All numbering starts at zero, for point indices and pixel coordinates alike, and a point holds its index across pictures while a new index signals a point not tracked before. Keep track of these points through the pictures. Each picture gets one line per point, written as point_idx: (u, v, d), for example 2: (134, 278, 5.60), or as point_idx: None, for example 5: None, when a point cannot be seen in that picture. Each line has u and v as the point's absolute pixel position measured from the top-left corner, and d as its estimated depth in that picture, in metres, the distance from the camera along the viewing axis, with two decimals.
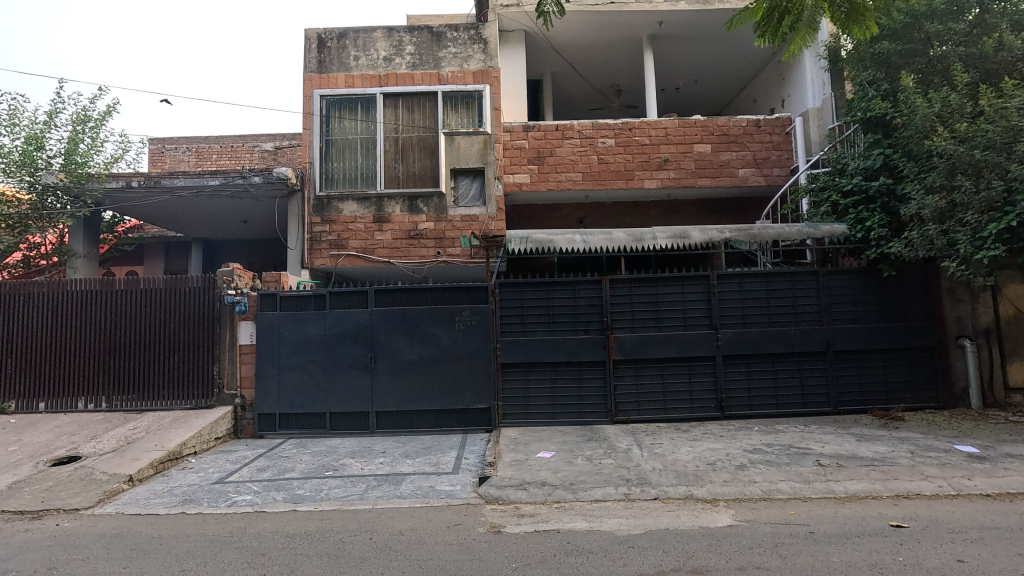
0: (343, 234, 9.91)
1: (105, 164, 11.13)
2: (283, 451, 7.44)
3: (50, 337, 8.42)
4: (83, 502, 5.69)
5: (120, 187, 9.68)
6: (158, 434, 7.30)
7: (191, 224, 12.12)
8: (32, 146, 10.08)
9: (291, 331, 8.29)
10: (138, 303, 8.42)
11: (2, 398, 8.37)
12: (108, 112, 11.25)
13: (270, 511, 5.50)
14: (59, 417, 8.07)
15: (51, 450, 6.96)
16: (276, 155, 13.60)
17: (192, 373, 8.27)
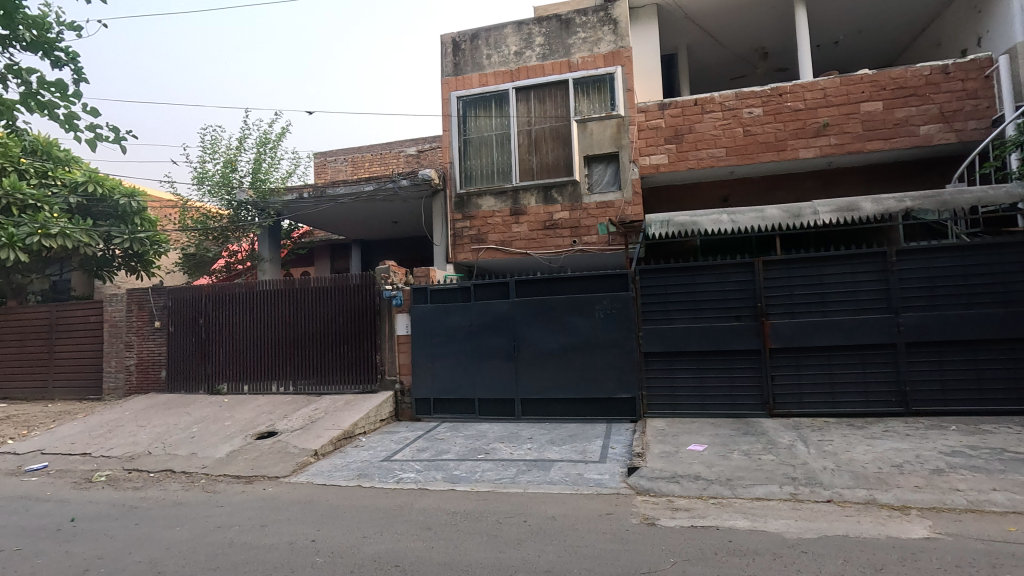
0: (483, 228, 10.33)
1: (282, 179, 12.87)
2: (438, 433, 7.99)
3: (250, 330, 9.92)
4: (282, 471, 6.63)
5: (295, 198, 11.03)
6: (335, 415, 8.26)
7: (352, 227, 13.45)
8: (228, 168, 12.22)
9: (441, 322, 8.85)
10: (314, 300, 9.58)
11: (217, 380, 10.04)
12: (283, 133, 12.96)
13: (432, 489, 5.94)
14: (258, 398, 9.49)
15: (255, 425, 8.22)
16: (419, 158, 14.54)
17: (360, 361, 9.22)
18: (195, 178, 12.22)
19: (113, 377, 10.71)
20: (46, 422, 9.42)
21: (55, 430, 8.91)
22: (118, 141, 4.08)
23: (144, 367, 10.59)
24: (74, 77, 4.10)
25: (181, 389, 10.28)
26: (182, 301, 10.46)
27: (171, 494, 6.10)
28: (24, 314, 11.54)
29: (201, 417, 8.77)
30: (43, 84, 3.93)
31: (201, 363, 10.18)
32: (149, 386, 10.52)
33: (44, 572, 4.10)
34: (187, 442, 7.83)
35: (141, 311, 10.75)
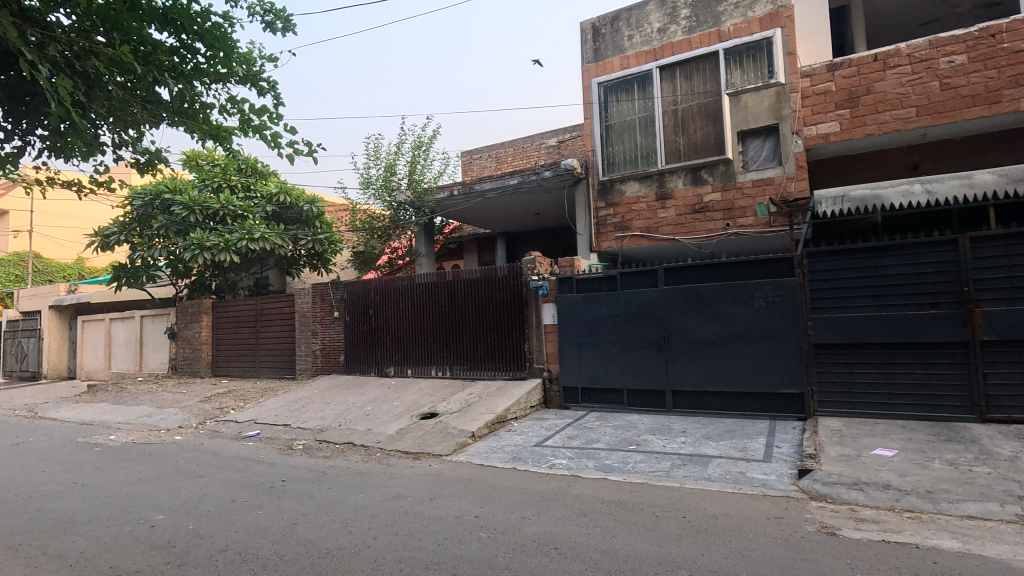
0: (627, 215, 10.08)
1: (435, 179, 13.80)
2: (587, 422, 8.02)
3: (411, 318, 10.85)
4: (444, 450, 7.16)
5: (446, 196, 11.77)
6: (488, 400, 8.69)
7: (498, 220, 13.97)
8: (389, 172, 13.40)
9: (587, 311, 8.84)
10: (467, 291, 10.15)
11: (385, 364, 11.14)
12: (434, 136, 13.87)
13: (585, 476, 5.99)
14: (420, 381, 10.34)
15: (419, 407, 8.97)
16: (560, 148, 14.61)
17: (509, 349, 9.59)
18: (362, 183, 13.61)
19: (303, 360, 12.40)
20: (256, 397, 11.24)
21: (263, 403, 10.59)
22: (312, 154, 4.66)
23: (327, 351, 12.10)
24: (275, 102, 4.74)
25: (356, 370, 11.58)
26: (355, 294, 11.76)
27: (354, 463, 6.92)
28: (238, 307, 13.85)
29: (374, 397, 9.82)
30: (253, 111, 4.61)
31: (372, 349, 11.37)
32: (332, 368, 12.01)
33: (264, 522, 4.89)
34: (364, 419, 8.80)
35: (323, 303, 12.27)
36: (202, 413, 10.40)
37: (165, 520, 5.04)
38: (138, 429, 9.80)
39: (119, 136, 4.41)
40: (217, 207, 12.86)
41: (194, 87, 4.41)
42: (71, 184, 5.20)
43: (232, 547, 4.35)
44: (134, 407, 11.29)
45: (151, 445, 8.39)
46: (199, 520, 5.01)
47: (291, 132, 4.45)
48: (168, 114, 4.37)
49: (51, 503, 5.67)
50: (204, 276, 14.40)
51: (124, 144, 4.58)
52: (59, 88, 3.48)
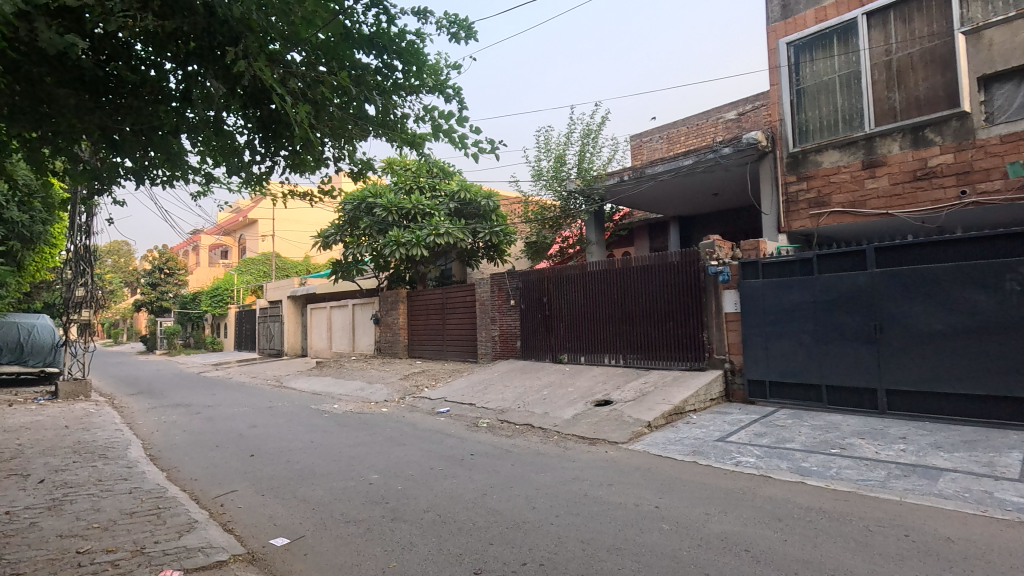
0: (824, 189, 8.90)
1: (604, 166, 13.78)
2: (777, 420, 7.32)
3: (584, 307, 10.99)
4: (620, 438, 7.13)
5: (617, 182, 11.64)
6: (665, 390, 8.43)
7: (671, 204, 13.41)
8: (559, 162, 13.71)
9: (776, 298, 8.05)
10: (640, 278, 9.94)
11: (559, 351, 11.45)
12: (603, 122, 13.82)
13: (777, 478, 5.49)
14: (594, 368, 10.42)
15: (594, 393, 9.06)
16: (740, 121, 13.44)
17: (686, 339, 9.17)
18: (534, 175, 14.09)
19: (484, 345, 13.33)
20: (445, 377, 12.42)
21: (452, 383, 11.63)
22: (495, 152, 4.96)
23: (505, 337, 12.82)
24: (460, 106, 5.13)
25: (532, 356, 12.11)
26: (530, 283, 12.28)
27: (533, 444, 7.25)
28: (428, 296, 15.37)
29: (549, 382, 10.17)
30: (442, 117, 5.05)
31: (547, 336, 11.77)
32: (509, 353, 12.72)
33: (458, 490, 5.40)
34: (541, 402, 9.16)
35: (500, 292, 13.00)
36: (402, 390, 11.80)
37: (380, 479, 5.84)
38: (354, 400, 11.49)
39: (339, 151, 5.17)
40: (409, 207, 14.36)
41: (394, 101, 4.96)
42: (305, 195, 6.25)
43: (433, 509, 4.88)
44: (350, 382, 13.26)
45: (364, 415, 9.78)
46: (406, 482, 5.71)
47: (475, 132, 4.78)
48: (375, 127, 4.99)
49: (297, 456, 6.95)
50: (400, 269, 16.25)
51: (341, 157, 5.35)
52: (298, 114, 4.20)
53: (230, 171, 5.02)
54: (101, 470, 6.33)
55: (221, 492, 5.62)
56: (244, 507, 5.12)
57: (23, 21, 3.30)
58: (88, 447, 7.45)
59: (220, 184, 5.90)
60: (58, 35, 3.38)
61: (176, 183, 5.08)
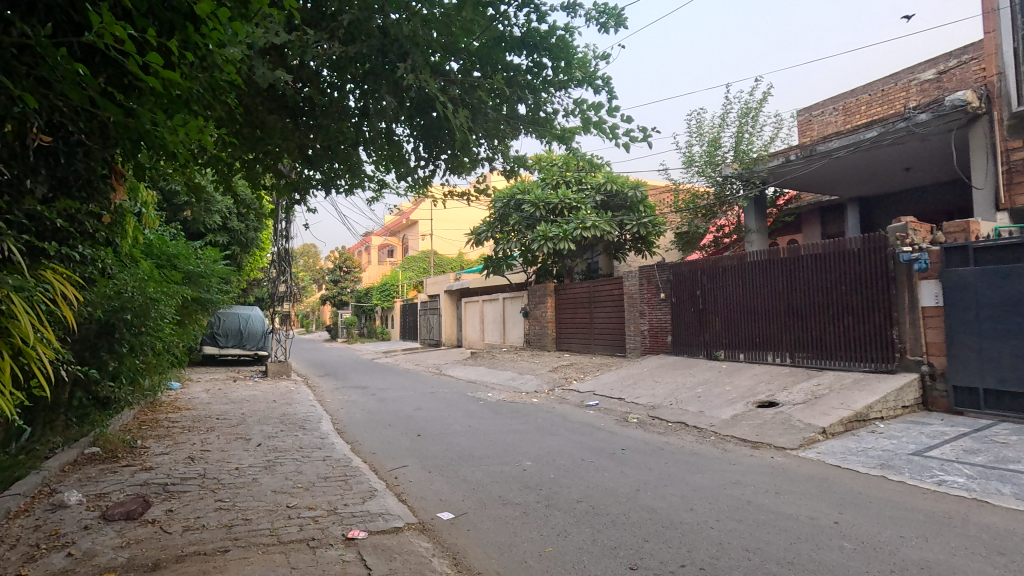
0: None
1: (764, 147, 12.66)
2: (995, 435, 6.10)
3: (743, 300, 10.22)
4: (788, 443, 6.50)
5: (781, 163, 10.66)
6: (843, 393, 7.50)
7: (849, 184, 11.86)
8: (713, 146, 12.83)
9: (994, 290, 6.74)
10: (812, 268, 8.97)
11: (715, 347, 10.79)
12: (763, 99, 12.69)
13: (998, 504, 4.58)
14: (755, 367, 9.63)
15: (756, 394, 8.38)
16: (941, 81, 11.40)
17: (870, 337, 8.06)
18: (685, 161, 13.35)
19: (633, 339, 13.05)
20: (593, 371, 12.42)
21: (600, 377, 11.59)
22: (647, 139, 4.82)
23: (655, 331, 12.40)
24: (609, 96, 5.06)
25: (685, 352, 11.57)
26: (682, 275, 11.74)
27: (688, 443, 6.93)
28: (575, 289, 15.47)
29: (704, 380, 9.63)
30: (592, 109, 5.03)
31: (701, 331, 11.15)
32: (659, 348, 12.29)
33: (610, 484, 5.38)
34: (695, 400, 8.73)
35: (650, 285, 12.60)
36: (551, 381, 12.06)
37: (533, 466, 6.04)
38: (506, 390, 12.01)
39: (492, 151, 5.42)
40: (557, 201, 14.71)
41: (544, 97, 5.05)
42: (463, 195, 6.65)
43: (586, 500, 4.92)
44: (502, 372, 13.90)
45: (516, 404, 10.17)
46: (558, 471, 5.83)
47: (627, 121, 4.68)
48: (526, 125, 5.14)
49: (457, 439, 7.48)
50: (547, 263, 16.56)
51: (495, 157, 5.60)
52: (458, 119, 4.49)
53: (398, 177, 5.53)
54: (301, 439, 7.43)
55: (394, 466, 6.27)
56: (414, 481, 5.65)
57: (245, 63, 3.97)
58: (291, 419, 8.78)
59: (391, 189, 6.54)
60: (269, 71, 4.02)
61: (355, 191, 5.73)
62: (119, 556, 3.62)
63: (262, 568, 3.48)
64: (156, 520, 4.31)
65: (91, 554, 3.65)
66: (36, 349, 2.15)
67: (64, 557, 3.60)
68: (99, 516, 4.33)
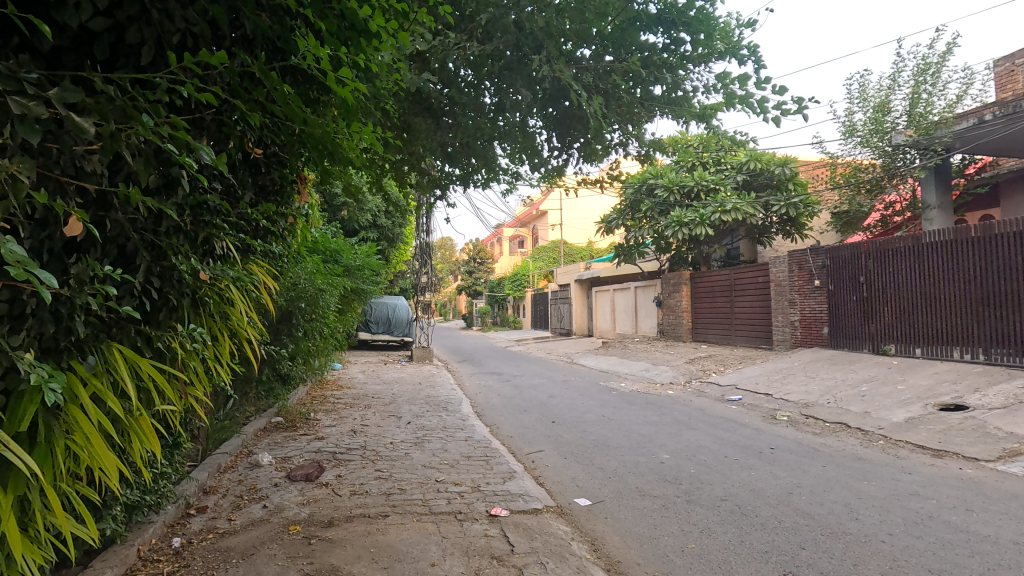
0: None
1: (949, 108, 10.85)
2: None
3: (919, 287, 8.91)
4: (982, 454, 5.54)
5: (972, 125, 9.23)
6: None
7: None
8: (881, 112, 11.26)
9: None
10: (1014, 248, 7.55)
11: (883, 341, 9.53)
12: (948, 52, 10.86)
13: None
14: (936, 364, 8.33)
15: (937, 395, 7.26)
16: None
17: None
18: (845, 132, 11.87)
19: (780, 331, 12.00)
20: (735, 363, 11.66)
21: (743, 370, 10.84)
22: (802, 110, 4.38)
23: (808, 322, 11.28)
24: (756, 67, 4.66)
25: (844, 346, 10.39)
26: (841, 259, 10.52)
27: (850, 447, 6.23)
28: (714, 277, 14.59)
29: (870, 377, 8.55)
30: (737, 83, 4.68)
31: (865, 322, 9.93)
32: (813, 340, 11.16)
33: (759, 484, 5.02)
34: (859, 399, 7.81)
35: (802, 271, 11.46)
36: (688, 373, 11.54)
37: (671, 460, 5.85)
38: (640, 380, 11.75)
39: (625, 136, 5.29)
40: (693, 184, 14.02)
41: (681, 75, 4.79)
42: (595, 182, 6.59)
43: (731, 499, 4.66)
44: (635, 362, 13.61)
45: (651, 396, 9.91)
46: (699, 467, 5.58)
47: (778, 93, 4.28)
48: (661, 107, 4.94)
49: (591, 427, 7.49)
50: (682, 250, 15.81)
51: (629, 141, 5.46)
52: (592, 106, 4.45)
53: (532, 168, 5.63)
54: (445, 419, 7.97)
55: (531, 450, 6.46)
56: (550, 466, 5.78)
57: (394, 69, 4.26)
58: (435, 400, 9.45)
59: (524, 181, 6.69)
60: (417, 76, 4.32)
61: (490, 184, 5.95)
62: (302, 512, 4.19)
63: (417, 534, 3.81)
64: (328, 483, 4.91)
65: (281, 508, 4.27)
66: (246, 330, 2.58)
67: (261, 508, 4.26)
68: (286, 476, 5.05)
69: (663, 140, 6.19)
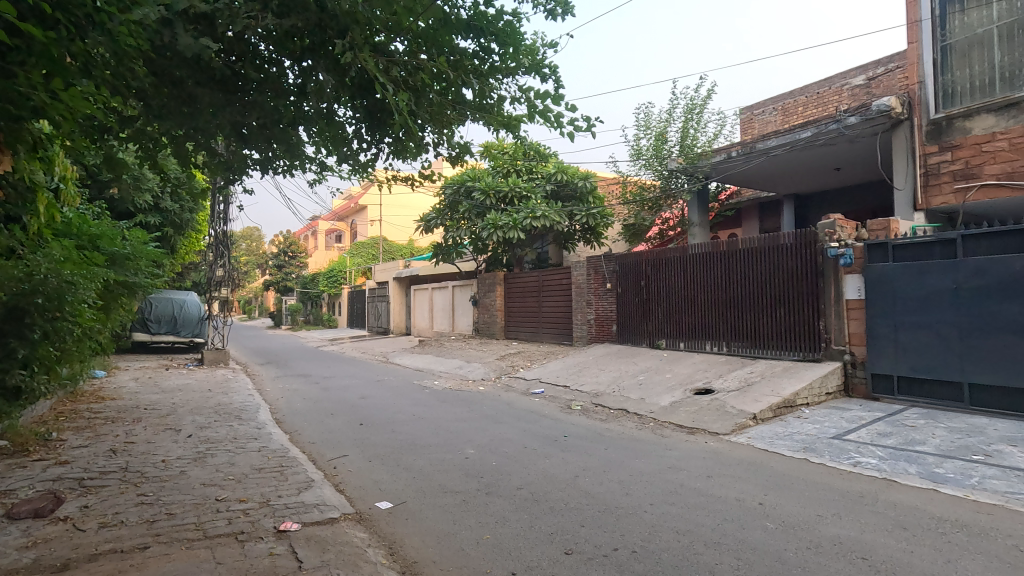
0: (974, 160, 7.91)
1: (709, 143, 13.09)
2: (907, 419, 6.52)
3: (684, 291, 10.59)
4: (721, 428, 6.78)
5: (723, 159, 11.09)
6: (773, 380, 7.87)
7: (787, 181, 12.44)
8: (660, 141, 13.27)
9: (911, 284, 7.18)
10: (747, 261, 9.38)
11: (658, 336, 11.11)
12: (708, 96, 13.06)
13: (904, 482, 4.89)
14: (694, 355, 10.00)
15: (694, 381, 8.69)
16: (870, 86, 11.91)
17: (800, 327, 8.50)
18: (632, 154, 13.70)
19: (580, 328, 13.26)
20: (541, 358, 12.57)
21: (547, 365, 11.71)
22: (591, 129, 4.84)
23: (601, 321, 12.66)
24: (557, 85, 5.06)
25: (629, 341, 11.86)
26: (627, 265, 12.00)
27: (629, 429, 7.12)
28: (525, 279, 15.52)
29: (647, 368, 9.90)
30: (538, 97, 5.02)
31: (645, 321, 11.47)
32: (605, 337, 12.54)
33: (552, 470, 5.44)
34: (637, 387, 8.99)
35: (597, 275, 12.83)
36: (499, 369, 12.10)
37: (476, 454, 6.04)
38: (453, 378, 11.97)
39: (437, 136, 5.30)
40: (507, 189, 14.78)
41: (491, 84, 5.00)
42: (407, 180, 6.49)
43: (527, 487, 4.97)
44: (450, 360, 13.84)
45: (463, 392, 10.16)
46: (501, 458, 5.87)
47: (572, 111, 4.71)
48: (473, 112, 5.08)
49: (401, 427, 7.40)
50: (498, 252, 16.55)
51: (441, 142, 5.50)
52: (399, 102, 4.31)
53: (339, 160, 5.32)
54: (236, 429, 7.15)
55: (334, 455, 6.13)
56: (354, 471, 5.54)
57: (168, 30, 3.70)
58: (226, 409, 8.43)
59: (332, 172, 6.33)
60: (194, 40, 3.75)
61: (293, 172, 5.47)
62: (25, 557, 3.38)
63: (185, 564, 3.33)
64: (68, 518, 4.04)
65: None
66: None
67: None
68: (3, 514, 4.02)
69: (471, 145, 6.36)
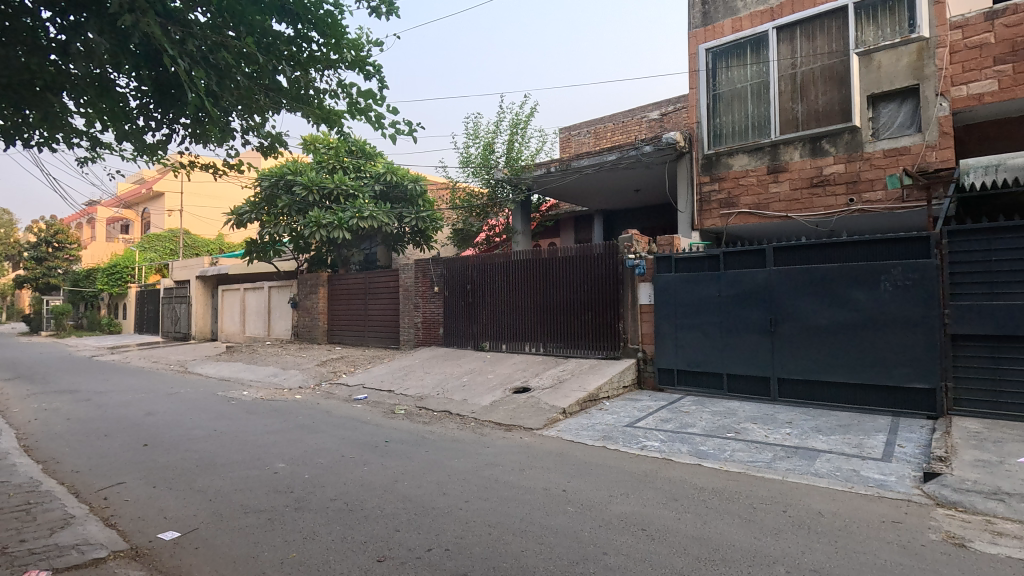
0: (734, 190, 9.68)
1: (531, 157, 14.01)
2: (683, 406, 7.70)
3: (506, 295, 11.14)
4: (535, 424, 7.27)
5: (543, 173, 11.79)
6: (581, 377, 8.68)
7: (598, 198, 13.84)
8: (487, 150, 13.80)
9: (688, 292, 8.49)
10: (561, 268, 10.20)
11: (482, 338, 11.52)
12: (532, 113, 13.96)
13: (678, 460, 5.75)
14: (515, 356, 10.57)
15: (514, 381, 9.17)
16: (663, 121, 13.87)
17: (604, 329, 9.51)
18: (461, 162, 14.05)
19: (406, 332, 13.13)
20: (365, 363, 12.17)
21: (371, 370, 11.37)
22: (413, 133, 4.85)
23: (428, 324, 12.70)
24: (380, 84, 4.97)
25: (454, 344, 12.08)
26: (455, 270, 12.24)
27: (450, 431, 7.25)
28: (350, 280, 14.90)
29: (470, 369, 10.18)
30: (359, 95, 4.88)
31: (470, 324, 11.80)
32: (432, 340, 12.61)
33: (370, 478, 5.30)
34: (461, 388, 9.21)
35: (424, 278, 12.85)
36: (318, 376, 11.42)
37: (286, 468, 5.62)
38: (266, 387, 10.97)
39: (246, 122, 4.84)
40: (333, 186, 14.06)
41: (310, 75, 4.73)
42: (208, 167, 5.80)
43: (342, 497, 4.77)
44: (263, 367, 12.68)
45: (276, 402, 9.37)
46: (314, 470, 5.54)
47: (393, 113, 4.67)
48: (288, 101, 4.74)
49: (197, 444, 6.56)
50: (321, 251, 15.65)
51: (251, 130, 5.04)
52: (194, 79, 3.84)
53: (118, 138, 4.56)
54: None
55: (105, 484, 5.19)
56: (131, 500, 4.76)
57: None
58: None
59: (109, 151, 5.40)
60: None
61: (52, 146, 4.53)
62: None
63: None
64: None
65: None
66: None
67: None
68: None
69: (286, 135, 5.91)
